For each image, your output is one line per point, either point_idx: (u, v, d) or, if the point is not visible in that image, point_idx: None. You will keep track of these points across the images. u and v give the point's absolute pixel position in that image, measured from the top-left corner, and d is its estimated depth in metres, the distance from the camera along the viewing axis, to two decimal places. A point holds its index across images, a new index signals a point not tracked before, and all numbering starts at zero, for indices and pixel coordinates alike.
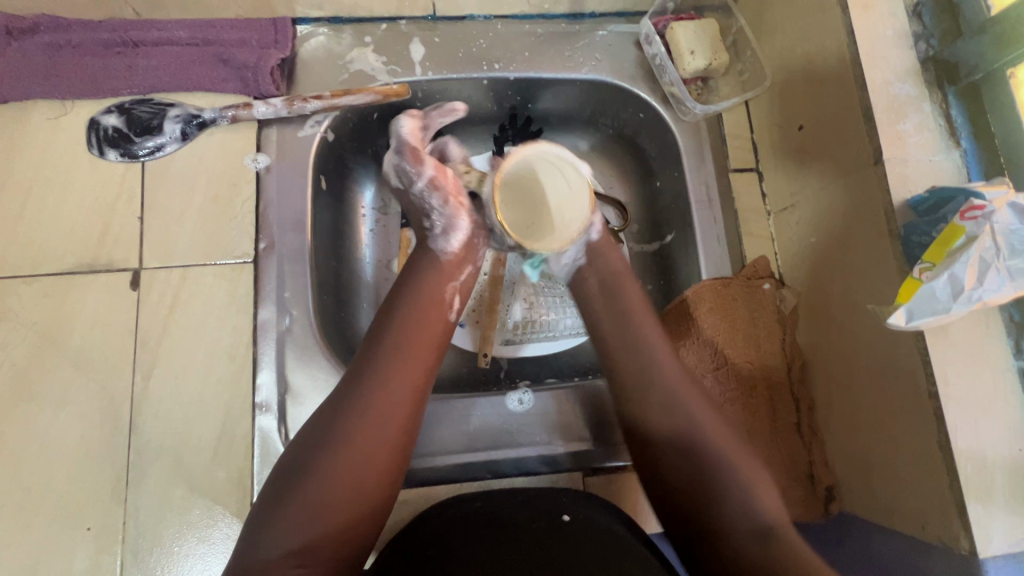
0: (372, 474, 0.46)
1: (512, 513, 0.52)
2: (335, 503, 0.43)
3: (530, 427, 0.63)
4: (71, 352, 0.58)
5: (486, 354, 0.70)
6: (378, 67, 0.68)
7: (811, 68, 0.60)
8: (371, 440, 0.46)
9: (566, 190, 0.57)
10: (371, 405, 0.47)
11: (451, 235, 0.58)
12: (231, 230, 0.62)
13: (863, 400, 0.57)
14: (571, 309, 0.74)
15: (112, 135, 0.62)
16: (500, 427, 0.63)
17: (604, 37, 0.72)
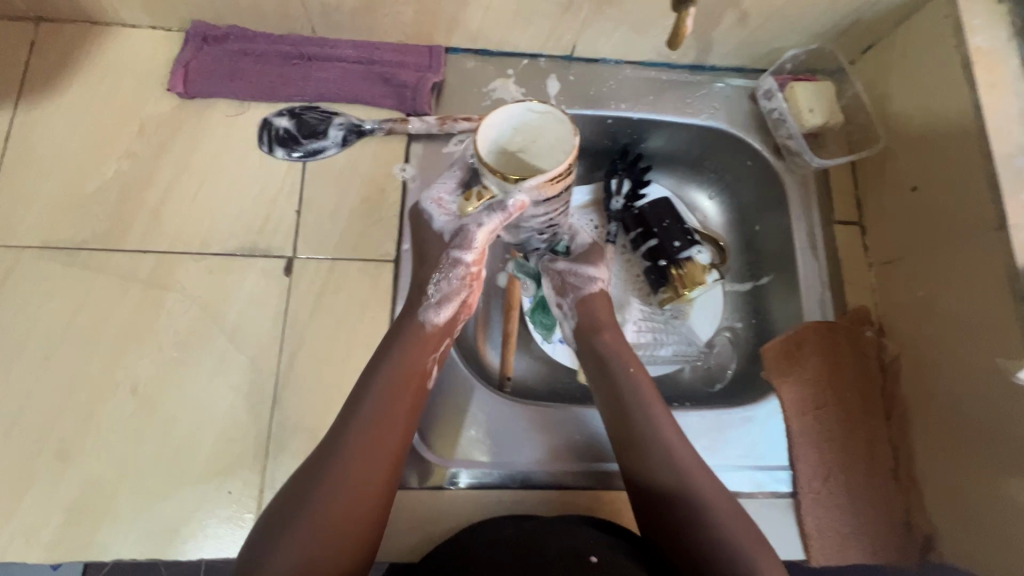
0: (377, 490, 0.52)
1: (541, 545, 0.52)
2: (340, 517, 0.49)
3: (603, 441, 0.65)
4: (228, 326, 0.63)
5: None
6: (518, 98, 0.75)
7: (931, 135, 0.65)
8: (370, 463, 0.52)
9: (550, 144, 0.53)
10: (366, 435, 0.53)
11: (440, 308, 0.61)
12: (376, 230, 0.68)
13: (969, 458, 0.59)
14: (672, 339, 0.80)
15: (283, 135, 0.69)
16: (570, 435, 0.65)
17: (722, 89, 0.78)
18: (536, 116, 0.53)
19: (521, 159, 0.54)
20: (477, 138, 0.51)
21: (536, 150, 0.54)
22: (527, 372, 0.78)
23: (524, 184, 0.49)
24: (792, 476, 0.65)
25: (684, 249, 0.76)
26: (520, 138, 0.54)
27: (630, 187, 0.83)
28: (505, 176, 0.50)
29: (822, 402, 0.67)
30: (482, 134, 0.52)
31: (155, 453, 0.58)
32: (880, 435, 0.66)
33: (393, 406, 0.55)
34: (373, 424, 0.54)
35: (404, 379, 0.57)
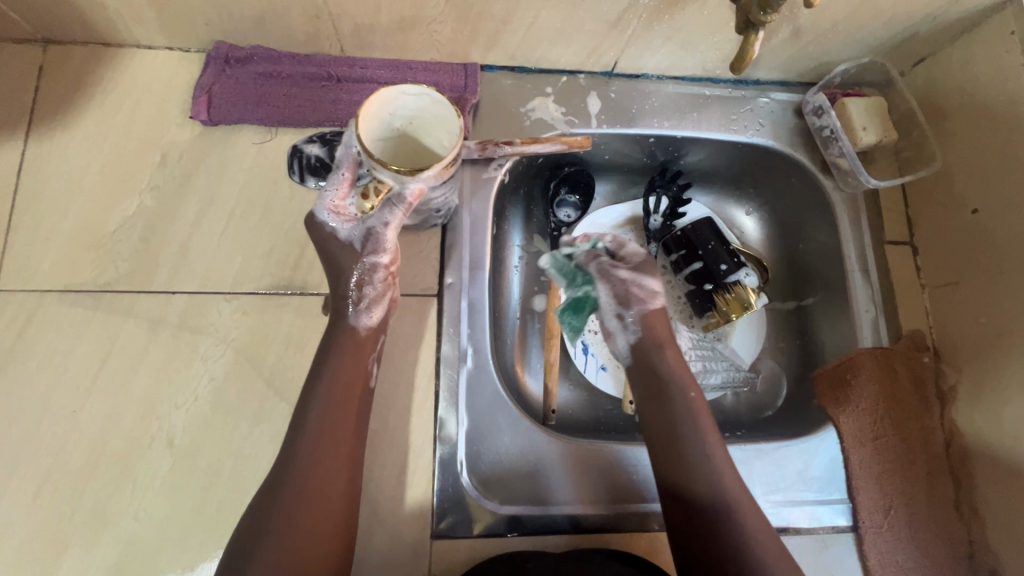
0: (331, 533, 0.48)
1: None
2: (291, 569, 0.46)
3: (643, 479, 0.62)
4: (266, 370, 0.59)
5: (632, 402, 0.73)
6: (557, 117, 0.71)
7: (994, 158, 0.63)
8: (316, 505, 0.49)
9: (441, 126, 0.54)
10: (307, 476, 0.49)
11: (368, 311, 0.57)
12: (417, 264, 0.65)
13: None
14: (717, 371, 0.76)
15: (314, 163, 0.65)
16: (609, 473, 0.62)
17: (767, 105, 0.75)
18: (412, 100, 0.53)
19: (409, 138, 0.56)
20: (359, 130, 0.50)
21: (421, 128, 0.55)
22: (569, 400, 0.76)
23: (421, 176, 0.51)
24: (853, 509, 0.63)
25: (732, 272, 0.73)
26: (395, 121, 0.54)
27: (670, 205, 0.81)
28: (398, 171, 0.51)
29: (880, 432, 0.65)
30: (361, 127, 0.51)
31: (196, 510, 0.55)
32: (939, 464, 0.65)
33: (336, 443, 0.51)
34: (308, 465, 0.50)
35: (342, 413, 0.53)
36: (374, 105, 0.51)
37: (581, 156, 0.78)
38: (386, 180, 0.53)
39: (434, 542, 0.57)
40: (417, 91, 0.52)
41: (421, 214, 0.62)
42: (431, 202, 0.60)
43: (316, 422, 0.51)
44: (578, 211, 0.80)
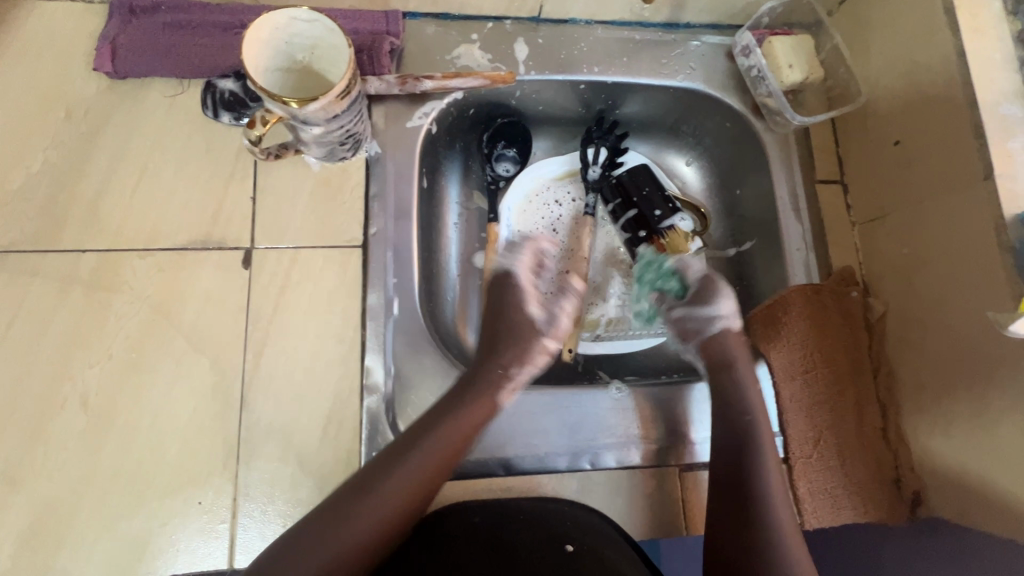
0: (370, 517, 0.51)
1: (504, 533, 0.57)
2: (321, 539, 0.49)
3: (616, 422, 0.64)
4: (184, 326, 0.58)
5: (571, 350, 0.72)
6: (484, 64, 0.70)
7: (912, 87, 0.62)
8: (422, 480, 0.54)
9: (334, 54, 0.55)
10: (420, 460, 0.54)
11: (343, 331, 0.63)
12: (340, 215, 0.63)
13: (959, 415, 0.58)
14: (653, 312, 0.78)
15: (229, 99, 0.63)
16: (581, 419, 0.63)
17: (698, 47, 0.74)
18: (306, 26, 0.52)
19: (310, 68, 0.57)
20: (244, 55, 0.50)
21: (320, 58, 0.56)
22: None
23: (311, 106, 0.50)
24: (785, 441, 0.66)
25: (666, 218, 0.74)
26: (291, 48, 0.54)
27: (608, 156, 0.80)
28: (287, 102, 0.50)
29: (810, 366, 0.66)
30: (249, 51, 0.51)
31: (114, 467, 0.54)
32: (868, 395, 0.65)
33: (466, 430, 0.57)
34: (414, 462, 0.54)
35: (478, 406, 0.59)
36: (262, 31, 0.51)
37: (513, 107, 0.76)
38: (276, 112, 0.51)
39: None
40: (308, 16, 0.52)
41: (325, 145, 0.59)
42: (331, 136, 0.57)
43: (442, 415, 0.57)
44: (517, 164, 0.80)
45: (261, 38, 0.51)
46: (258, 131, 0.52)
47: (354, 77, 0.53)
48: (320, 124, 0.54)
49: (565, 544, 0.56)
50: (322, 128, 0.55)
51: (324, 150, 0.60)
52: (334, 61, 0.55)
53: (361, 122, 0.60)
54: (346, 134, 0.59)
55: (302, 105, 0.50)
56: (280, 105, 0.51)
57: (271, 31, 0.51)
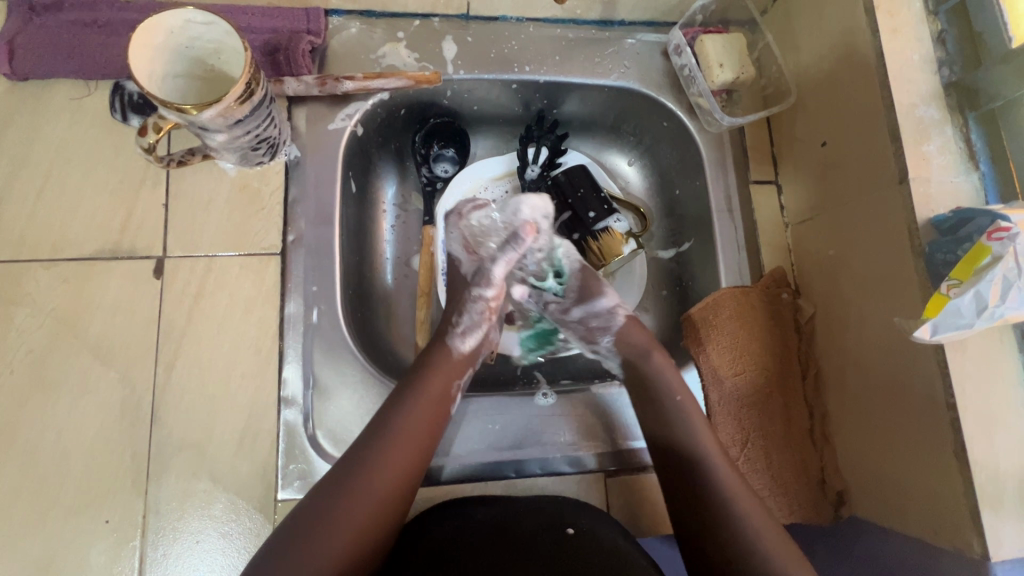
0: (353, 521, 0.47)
1: (516, 524, 0.54)
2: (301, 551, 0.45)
3: (554, 426, 0.63)
4: (92, 339, 0.56)
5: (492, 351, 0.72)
6: (410, 63, 0.68)
7: (836, 87, 0.62)
8: (380, 495, 0.49)
9: (236, 56, 0.52)
10: (392, 452, 0.51)
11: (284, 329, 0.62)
12: (257, 222, 0.61)
13: (877, 407, 0.58)
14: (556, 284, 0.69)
15: (137, 101, 0.61)
16: (514, 423, 0.63)
17: (632, 45, 0.73)
18: (203, 29, 0.50)
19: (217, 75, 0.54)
20: (132, 60, 0.47)
21: (222, 62, 0.53)
22: None
23: (206, 112, 0.48)
24: None
25: (602, 218, 0.73)
26: (194, 53, 0.52)
27: (548, 156, 0.78)
28: (181, 109, 0.47)
29: (738, 368, 0.66)
30: (138, 56, 0.48)
31: (16, 487, 0.53)
32: (795, 396, 0.66)
33: (420, 430, 0.53)
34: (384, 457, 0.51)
35: (427, 402, 0.55)
36: (153, 35, 0.48)
37: (446, 106, 0.74)
38: (171, 119, 0.49)
39: (278, 504, 0.55)
40: (202, 18, 0.49)
41: (237, 151, 0.57)
42: (239, 141, 0.55)
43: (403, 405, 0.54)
44: (456, 165, 0.79)
45: (153, 43, 0.49)
46: (151, 137, 0.50)
47: (254, 80, 0.50)
48: (223, 131, 0.52)
49: (566, 527, 0.54)
50: (227, 135, 0.53)
51: (238, 155, 0.58)
52: (237, 65, 0.53)
53: (273, 126, 0.58)
54: (256, 139, 0.56)
55: (197, 112, 0.48)
56: (174, 112, 0.48)
57: (164, 35, 0.49)
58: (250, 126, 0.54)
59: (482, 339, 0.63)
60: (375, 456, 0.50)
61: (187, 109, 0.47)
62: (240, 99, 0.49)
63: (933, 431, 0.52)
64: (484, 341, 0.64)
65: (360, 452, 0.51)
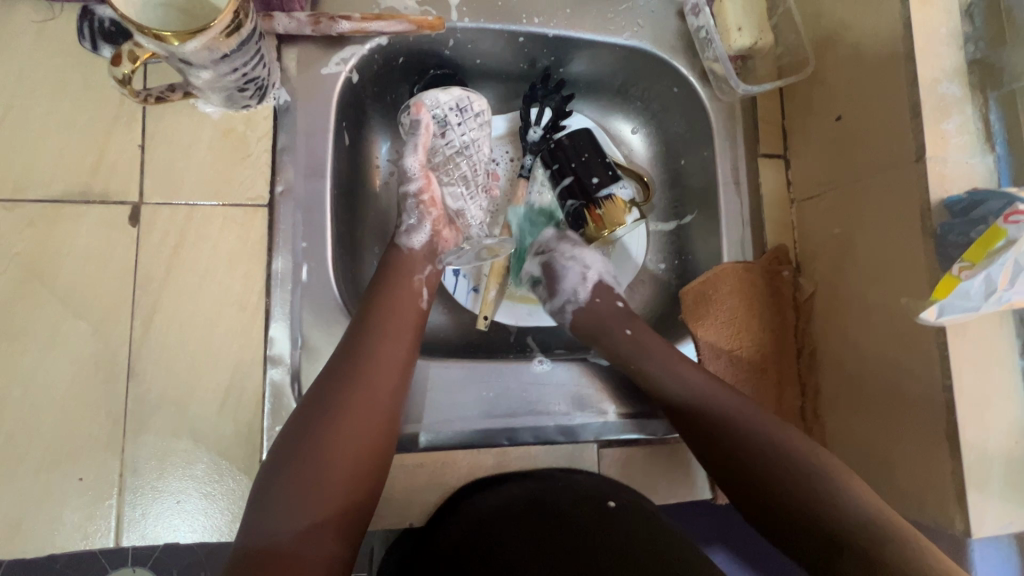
0: (348, 451, 0.48)
1: (555, 497, 0.54)
2: (311, 487, 0.46)
3: (548, 395, 0.62)
4: (61, 289, 0.52)
5: (486, 316, 0.69)
6: (411, 6, 0.63)
7: (856, 58, 0.60)
8: (373, 401, 0.51)
9: None
10: (368, 379, 0.51)
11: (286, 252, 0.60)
12: (243, 170, 0.57)
13: (867, 377, 0.59)
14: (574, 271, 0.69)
15: (109, 29, 0.55)
16: (508, 392, 0.62)
17: (647, 2, 0.69)
18: None
19: (196, 0, 0.49)
20: None
21: None
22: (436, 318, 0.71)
23: (188, 43, 0.43)
24: None
25: (604, 185, 0.70)
26: None
27: (551, 118, 0.75)
28: (161, 38, 0.43)
29: (736, 343, 0.66)
30: None
31: None
32: (789, 373, 0.66)
33: (394, 336, 0.55)
34: (361, 381, 0.51)
35: (398, 318, 0.56)
36: None
37: (448, 57, 0.69)
38: (149, 49, 0.44)
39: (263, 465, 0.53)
40: None
41: (222, 91, 0.53)
42: (225, 80, 0.51)
43: (375, 328, 0.54)
44: None
45: None
46: (127, 67, 0.45)
47: (240, 9, 0.45)
48: (208, 67, 0.48)
49: (605, 501, 0.54)
50: (212, 72, 0.48)
51: (225, 95, 0.54)
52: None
53: (262, 66, 0.53)
54: (244, 79, 0.52)
55: (177, 42, 0.43)
56: (154, 42, 0.43)
57: None
58: (237, 62, 0.49)
59: (432, 234, 0.63)
60: (356, 366, 0.52)
61: (166, 39, 0.43)
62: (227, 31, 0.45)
63: (925, 413, 0.52)
64: (437, 236, 0.64)
65: (339, 366, 0.52)
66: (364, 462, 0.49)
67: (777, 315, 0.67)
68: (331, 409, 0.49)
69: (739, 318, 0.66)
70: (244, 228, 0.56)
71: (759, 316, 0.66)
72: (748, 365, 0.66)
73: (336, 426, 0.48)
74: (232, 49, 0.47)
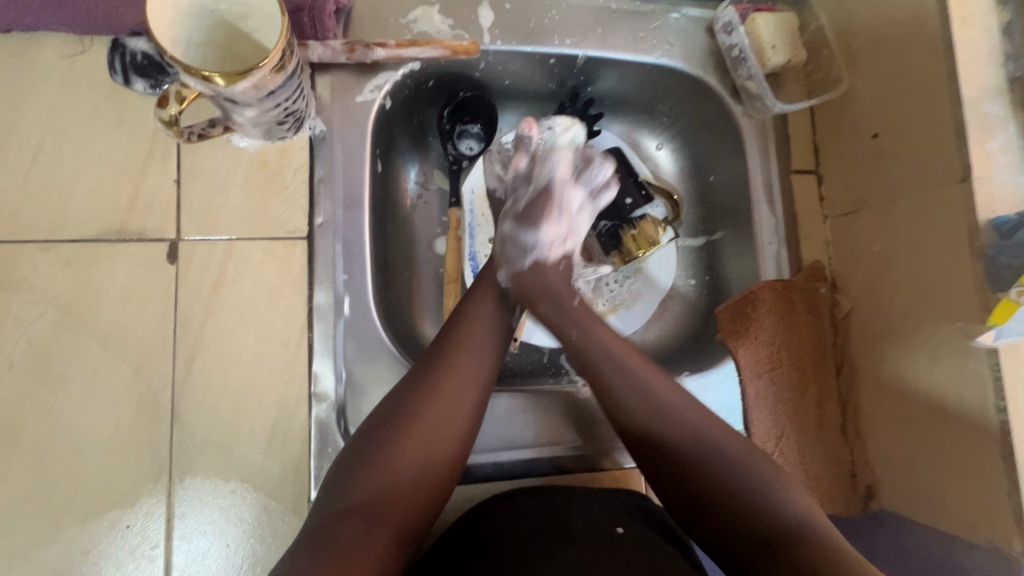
0: (417, 453, 0.48)
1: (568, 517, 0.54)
2: (373, 485, 0.46)
3: (591, 422, 0.62)
4: (101, 331, 0.51)
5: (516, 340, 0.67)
6: (444, 30, 0.63)
7: (894, 76, 0.60)
8: (452, 410, 0.50)
9: (264, 17, 0.47)
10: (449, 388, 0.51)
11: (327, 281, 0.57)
12: (281, 202, 0.56)
13: (910, 394, 0.59)
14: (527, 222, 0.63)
15: (141, 62, 0.54)
16: (551, 421, 0.61)
17: (677, 20, 0.69)
18: None
19: (238, 37, 0.48)
20: (151, 22, 0.42)
21: (247, 21, 0.47)
22: None
23: (235, 84, 0.43)
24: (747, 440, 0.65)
25: (638, 206, 0.72)
26: (219, 15, 0.47)
27: None
28: (208, 78, 0.42)
29: (776, 362, 0.65)
30: (156, 19, 0.43)
31: (26, 490, 0.49)
32: (830, 391, 0.66)
33: (479, 348, 0.54)
34: (443, 391, 0.51)
35: (482, 326, 0.55)
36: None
37: (477, 79, 0.68)
38: (195, 90, 0.44)
39: (312, 504, 0.52)
40: None
41: (262, 125, 0.52)
42: (267, 116, 0.50)
43: (459, 338, 0.54)
44: (482, 143, 0.73)
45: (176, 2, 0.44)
46: (173, 109, 0.44)
47: (286, 47, 0.45)
48: (252, 104, 0.47)
49: (616, 527, 0.53)
50: (256, 109, 0.48)
51: (265, 129, 0.54)
52: (264, 25, 0.47)
53: (302, 98, 0.53)
54: (285, 114, 0.52)
55: (224, 83, 0.43)
56: (201, 83, 0.43)
57: None
58: (281, 99, 0.49)
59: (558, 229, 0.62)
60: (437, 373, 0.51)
61: (214, 81, 0.43)
62: (275, 70, 0.45)
63: (978, 435, 0.52)
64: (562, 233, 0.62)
65: (412, 380, 0.51)
66: (429, 467, 0.48)
67: (814, 334, 0.67)
68: (403, 418, 0.49)
69: (776, 338, 0.66)
70: (284, 263, 0.55)
71: (798, 335, 0.66)
72: (789, 383, 0.65)
73: (413, 428, 0.48)
74: (276, 87, 0.46)
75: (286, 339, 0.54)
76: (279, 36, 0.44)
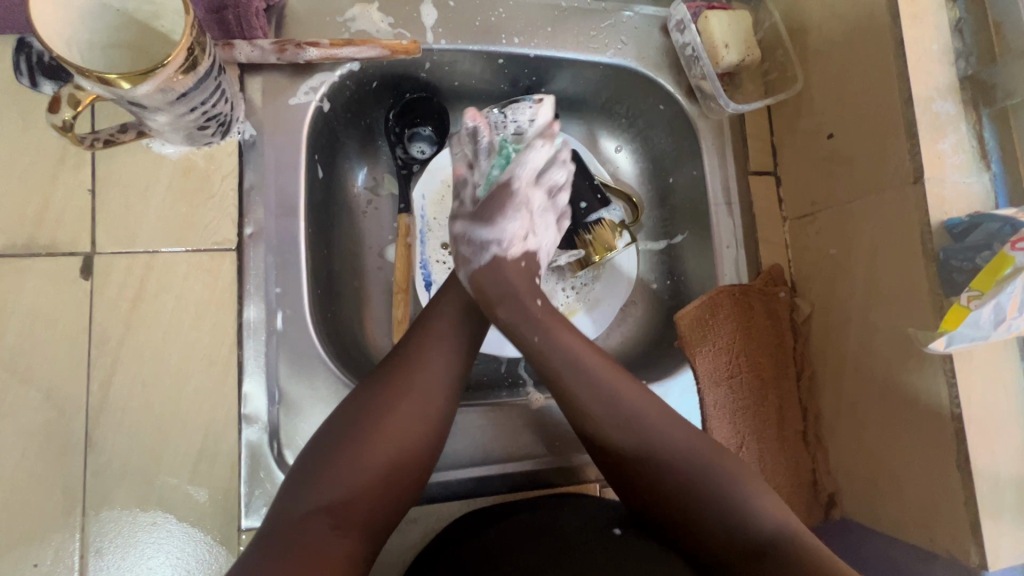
0: (387, 451, 0.45)
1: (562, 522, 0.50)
2: (342, 485, 0.43)
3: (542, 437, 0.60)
4: (7, 355, 0.48)
5: None
6: (384, 29, 0.60)
7: (846, 75, 0.58)
8: (426, 406, 0.47)
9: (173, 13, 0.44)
10: (421, 383, 0.48)
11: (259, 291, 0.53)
12: (208, 212, 0.53)
13: (869, 399, 0.58)
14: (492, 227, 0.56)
15: (48, 62, 0.50)
16: (501, 438, 0.59)
17: (630, 19, 0.67)
18: None
19: (145, 34, 0.45)
20: (37, 19, 0.39)
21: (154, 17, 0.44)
22: None
23: (136, 87, 0.40)
24: None
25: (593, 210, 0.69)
26: (122, 11, 0.43)
27: None
28: (104, 81, 0.39)
29: (734, 369, 0.63)
30: (43, 16, 0.39)
31: None
32: (789, 397, 0.64)
33: (451, 343, 0.51)
34: (415, 386, 0.48)
35: (453, 322, 0.52)
36: None
37: (423, 80, 0.65)
38: (93, 92, 0.40)
39: (242, 534, 0.49)
40: None
41: (180, 130, 0.49)
42: (183, 120, 0.47)
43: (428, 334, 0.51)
44: (434, 146, 0.69)
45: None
46: (67, 112, 0.41)
47: (194, 45, 0.41)
48: (162, 108, 0.44)
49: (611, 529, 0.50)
50: (168, 113, 0.45)
51: (184, 134, 0.50)
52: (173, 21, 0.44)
53: (224, 101, 0.49)
54: (205, 117, 0.48)
55: (124, 86, 0.39)
56: (98, 86, 0.40)
57: None
58: (195, 102, 0.46)
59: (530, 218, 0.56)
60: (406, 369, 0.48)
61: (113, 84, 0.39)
62: (182, 70, 0.41)
63: (936, 442, 0.50)
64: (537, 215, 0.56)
65: (384, 374, 0.48)
66: (400, 465, 0.45)
67: (772, 339, 0.65)
68: (373, 414, 0.46)
69: (733, 346, 0.64)
70: (211, 276, 0.52)
71: (756, 341, 0.64)
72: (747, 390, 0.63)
73: (382, 425, 0.45)
74: (187, 89, 0.43)
75: (213, 357, 0.51)
76: (184, 35, 0.40)
